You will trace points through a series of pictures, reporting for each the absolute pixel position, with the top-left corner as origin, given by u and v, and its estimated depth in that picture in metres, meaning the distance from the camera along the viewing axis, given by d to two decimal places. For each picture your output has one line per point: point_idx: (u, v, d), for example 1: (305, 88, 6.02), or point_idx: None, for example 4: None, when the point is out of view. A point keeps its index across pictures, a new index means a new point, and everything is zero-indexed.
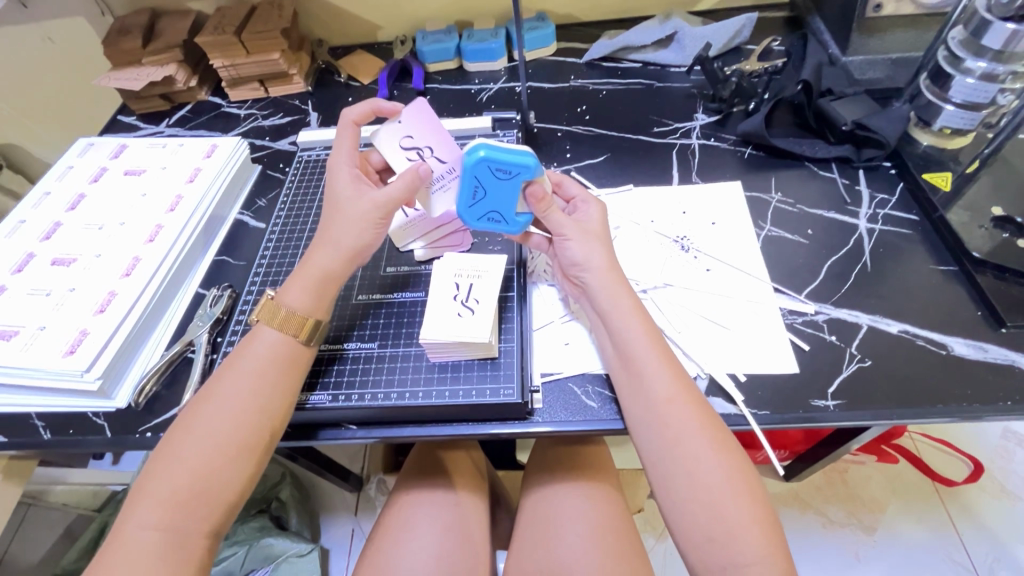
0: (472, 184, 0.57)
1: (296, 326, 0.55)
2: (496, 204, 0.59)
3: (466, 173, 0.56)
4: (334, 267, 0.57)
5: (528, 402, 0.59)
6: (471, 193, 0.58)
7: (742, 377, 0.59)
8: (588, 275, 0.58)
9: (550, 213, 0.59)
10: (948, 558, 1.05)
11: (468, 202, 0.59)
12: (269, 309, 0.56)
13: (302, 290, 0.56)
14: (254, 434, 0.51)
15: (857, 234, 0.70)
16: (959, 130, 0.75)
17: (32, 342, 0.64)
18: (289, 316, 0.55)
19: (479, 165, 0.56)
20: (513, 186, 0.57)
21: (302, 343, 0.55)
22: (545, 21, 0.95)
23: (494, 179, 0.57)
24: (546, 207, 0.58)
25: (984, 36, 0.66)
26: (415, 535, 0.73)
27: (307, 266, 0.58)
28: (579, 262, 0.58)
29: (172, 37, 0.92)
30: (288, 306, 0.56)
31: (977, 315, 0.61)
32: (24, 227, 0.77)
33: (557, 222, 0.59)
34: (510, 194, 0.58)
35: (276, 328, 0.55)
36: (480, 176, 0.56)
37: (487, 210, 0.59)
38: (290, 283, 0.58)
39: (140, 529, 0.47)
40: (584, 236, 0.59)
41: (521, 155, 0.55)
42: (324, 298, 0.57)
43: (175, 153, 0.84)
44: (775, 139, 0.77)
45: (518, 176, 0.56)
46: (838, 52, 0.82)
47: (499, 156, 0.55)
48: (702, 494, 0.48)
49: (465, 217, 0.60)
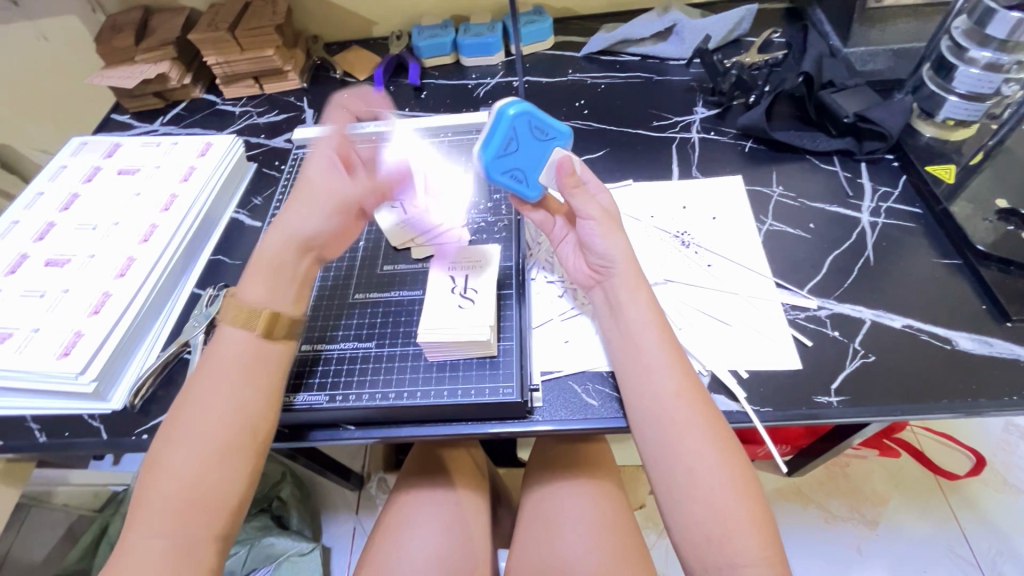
0: (507, 133, 0.56)
1: (259, 322, 0.54)
2: (522, 164, 0.59)
3: (506, 124, 0.56)
4: (286, 256, 0.56)
5: (528, 401, 0.58)
6: (503, 143, 0.57)
7: (744, 375, 0.58)
8: (610, 268, 0.57)
9: (579, 193, 0.58)
10: (952, 552, 1.05)
11: (497, 153, 0.57)
12: (233, 308, 0.54)
13: (259, 282, 0.55)
14: (251, 438, 0.50)
15: (860, 228, 0.69)
16: (961, 122, 0.74)
17: (25, 344, 0.63)
18: (251, 313, 0.54)
19: (520, 119, 0.56)
20: (543, 151, 0.59)
21: (267, 338, 0.54)
22: (543, 15, 0.94)
23: (531, 137, 0.58)
24: (574, 184, 0.58)
25: (989, 25, 0.65)
26: (416, 534, 0.72)
27: (261, 256, 0.56)
28: (608, 257, 0.57)
29: (166, 34, 0.90)
30: (247, 302, 0.55)
31: (982, 308, 0.61)
32: (18, 228, 0.76)
33: (583, 205, 0.57)
34: (539, 157, 0.59)
35: (239, 327, 0.54)
36: (518, 129, 0.56)
37: (511, 168, 0.59)
38: (248, 277, 0.56)
39: (145, 537, 0.47)
40: (607, 222, 0.57)
41: (561, 127, 0.58)
42: (282, 290, 0.56)
43: (169, 152, 0.83)
44: (775, 132, 0.77)
45: (553, 141, 0.59)
46: (839, 43, 0.81)
47: (542, 117, 0.57)
48: (702, 493, 0.48)
49: (489, 168, 0.58)
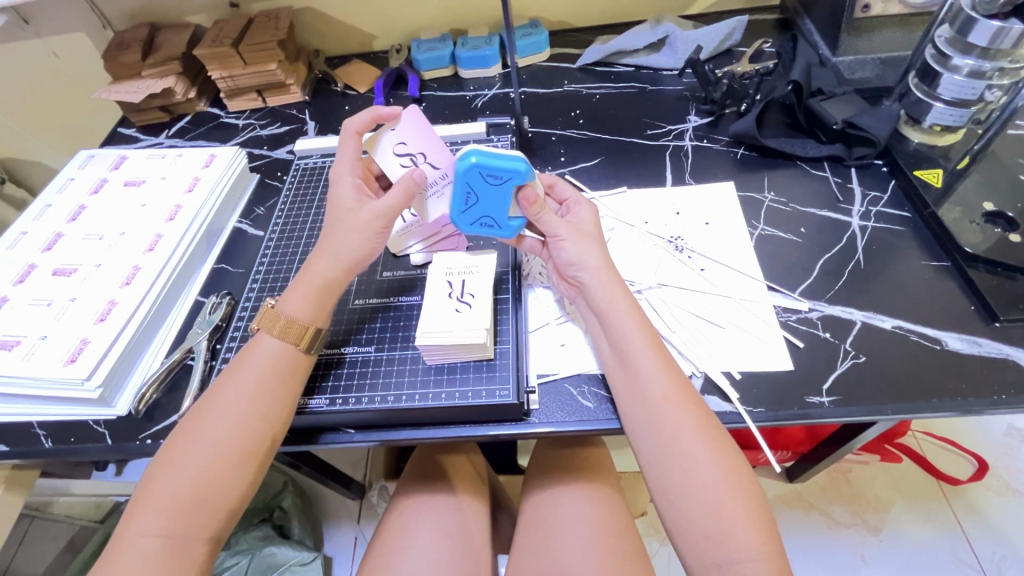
0: (464, 189, 0.58)
1: (297, 334, 0.56)
2: (489, 210, 0.60)
3: (458, 181, 0.57)
4: (333, 277, 0.57)
5: (525, 403, 0.59)
6: (463, 199, 0.59)
7: (737, 376, 0.59)
8: (580, 275, 0.58)
9: (544, 218, 0.59)
10: (955, 557, 1.05)
11: (461, 207, 0.60)
12: (270, 317, 0.56)
13: (303, 298, 0.57)
14: (254, 441, 0.51)
15: (850, 231, 0.70)
16: (948, 127, 0.75)
17: (33, 351, 0.65)
18: (291, 324, 0.56)
19: (470, 171, 0.57)
20: (505, 194, 0.58)
21: (303, 351, 0.56)
22: (538, 28, 0.96)
23: (485, 185, 0.58)
24: (538, 211, 0.58)
25: (970, 33, 0.66)
26: (416, 540, 0.73)
27: (310, 274, 0.58)
28: (579, 264, 0.58)
29: (172, 50, 0.93)
30: (289, 314, 0.56)
31: (971, 309, 0.62)
32: (25, 239, 0.77)
33: (553, 225, 0.59)
34: (503, 201, 0.59)
35: (277, 336, 0.56)
36: (471, 183, 0.57)
37: (481, 216, 0.61)
38: (291, 290, 0.58)
39: (141, 535, 0.48)
40: (578, 237, 0.59)
41: (514, 164, 0.56)
42: (323, 307, 0.57)
43: (174, 163, 0.85)
44: (766, 139, 0.78)
45: (510, 181, 0.57)
46: (828, 53, 0.83)
47: (491, 163, 0.56)
48: (697, 492, 0.49)
49: (457, 220, 0.61)
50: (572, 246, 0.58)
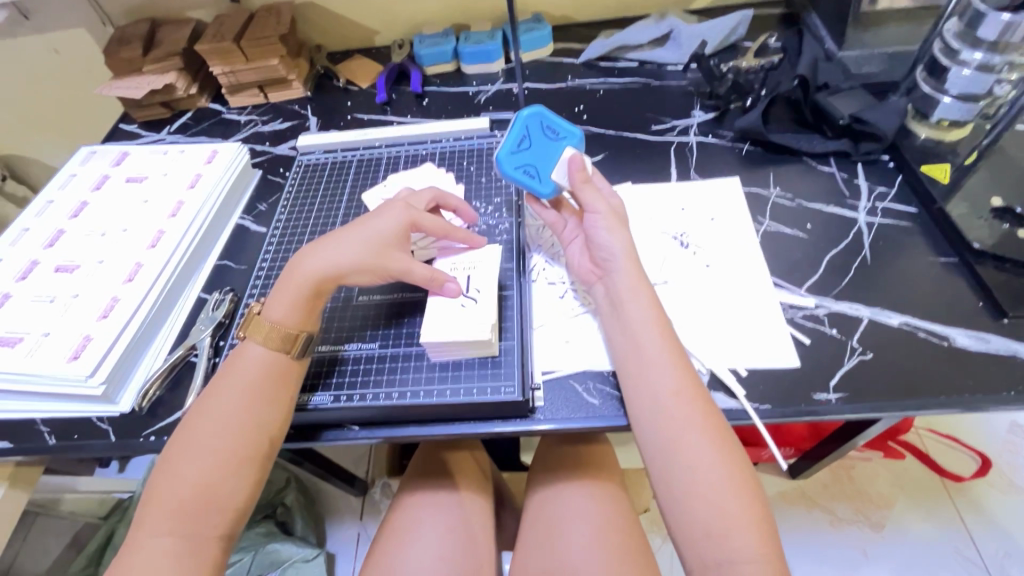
0: (522, 133, 0.63)
1: (284, 342, 0.55)
2: (536, 159, 0.62)
3: (521, 121, 0.63)
4: (323, 281, 0.57)
5: (530, 400, 0.59)
6: (518, 140, 0.62)
7: (743, 372, 0.59)
8: (612, 260, 0.58)
9: (588, 188, 0.61)
10: (958, 554, 1.05)
11: (513, 147, 0.62)
12: (257, 324, 0.56)
13: (289, 304, 0.56)
14: (253, 446, 0.51)
15: (857, 227, 0.70)
16: (955, 122, 0.74)
17: (36, 348, 0.64)
18: (274, 329, 0.55)
19: (532, 119, 0.63)
20: (556, 149, 0.63)
21: (291, 356, 0.55)
22: (542, 22, 0.95)
23: (543, 137, 0.63)
24: (585, 180, 0.61)
25: (980, 27, 0.66)
26: (419, 537, 0.72)
27: (297, 277, 0.57)
28: (611, 250, 0.58)
29: (174, 45, 0.93)
30: (272, 320, 0.56)
31: (979, 305, 0.61)
32: (28, 236, 0.77)
33: (591, 199, 0.60)
34: (552, 155, 0.63)
35: (262, 341, 0.55)
36: (532, 128, 0.63)
37: (526, 162, 0.62)
38: (276, 296, 0.57)
39: (152, 538, 0.48)
40: (613, 219, 0.59)
41: (570, 128, 0.64)
42: (309, 312, 0.57)
43: (176, 160, 0.85)
44: (772, 134, 0.78)
45: (564, 140, 0.64)
46: (834, 47, 0.82)
47: (553, 120, 0.64)
48: (701, 488, 0.48)
49: (502, 159, 0.62)
50: (604, 227, 0.59)
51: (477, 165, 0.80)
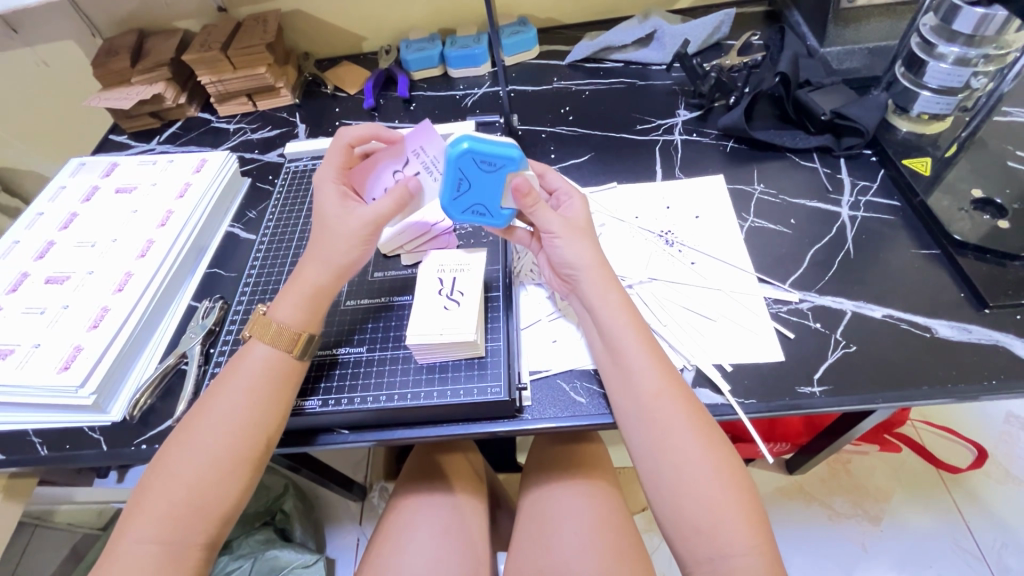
0: (456, 176, 0.58)
1: (289, 342, 0.56)
2: (482, 197, 0.60)
3: (451, 165, 0.58)
4: (326, 284, 0.58)
5: (517, 400, 0.60)
6: (455, 185, 0.59)
7: (728, 368, 0.60)
8: (575, 273, 0.58)
9: (538, 211, 0.58)
10: (956, 545, 1.05)
11: (451, 194, 0.60)
12: (263, 324, 0.56)
13: (294, 305, 0.57)
14: (249, 448, 0.51)
15: (840, 222, 0.70)
16: (936, 115, 0.76)
17: (27, 359, 0.65)
18: (281, 330, 0.56)
19: (463, 157, 0.57)
20: (498, 179, 0.59)
21: (294, 357, 0.56)
22: (527, 25, 0.96)
23: (479, 171, 0.58)
24: (533, 203, 0.58)
25: (955, 21, 0.67)
26: (413, 540, 0.73)
27: (300, 282, 0.58)
28: (571, 262, 0.58)
29: (161, 56, 0.93)
30: (280, 321, 0.56)
31: (960, 297, 0.62)
32: (19, 247, 0.78)
33: (545, 221, 0.59)
34: (495, 187, 0.59)
35: (268, 343, 0.56)
36: (465, 169, 0.58)
37: (473, 203, 0.60)
38: (282, 297, 0.58)
39: (138, 542, 0.48)
40: (570, 233, 0.59)
41: (506, 151, 0.57)
42: (314, 314, 0.57)
43: (165, 169, 0.85)
44: (755, 132, 0.78)
45: (503, 169, 0.58)
46: (816, 44, 0.83)
47: (485, 150, 0.57)
48: (689, 486, 0.49)
49: (448, 210, 0.61)
50: (562, 243, 0.58)
51: None
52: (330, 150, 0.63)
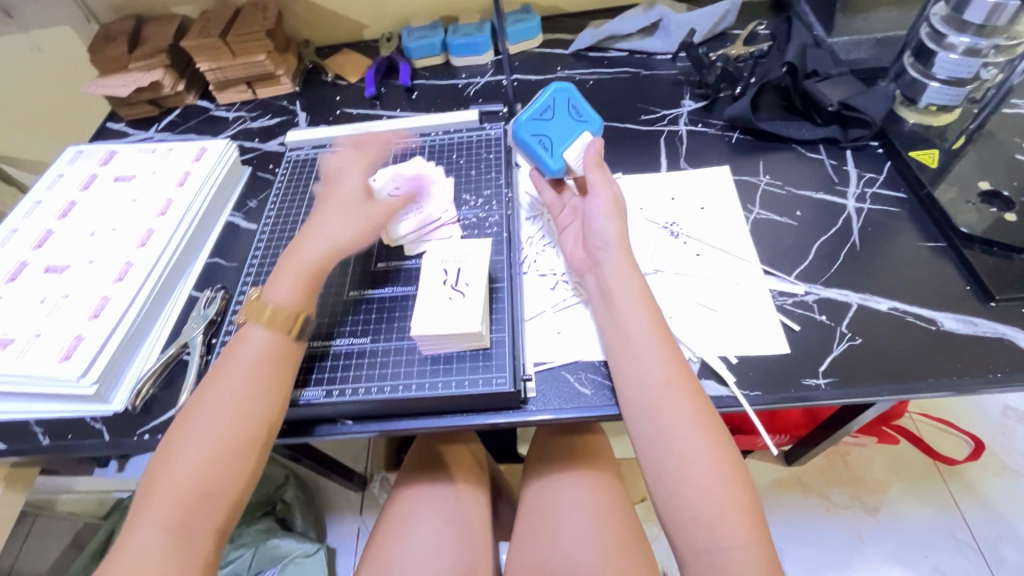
0: (546, 107, 0.69)
1: (285, 323, 0.56)
2: (553, 135, 0.69)
3: (548, 96, 0.70)
4: (318, 259, 0.60)
5: (521, 391, 0.59)
6: (541, 109, 0.69)
7: (733, 360, 0.59)
8: (605, 256, 0.59)
9: (603, 171, 0.64)
10: (952, 536, 1.06)
11: (534, 116, 0.69)
12: (256, 307, 0.56)
13: (289, 286, 0.58)
14: (253, 434, 0.51)
15: (846, 214, 0.70)
16: (944, 107, 0.75)
17: (27, 349, 0.64)
18: (278, 312, 0.56)
19: (562, 97, 0.70)
20: (573, 129, 0.69)
21: (292, 338, 0.56)
22: (531, 13, 0.95)
23: (566, 114, 0.70)
24: (598, 164, 0.64)
25: (966, 11, 0.66)
26: (416, 531, 0.73)
27: (296, 260, 0.59)
28: (605, 243, 0.59)
29: (159, 42, 0.92)
30: (275, 303, 0.57)
31: (966, 290, 0.62)
32: (17, 236, 0.77)
33: (601, 178, 0.63)
34: (567, 134, 0.69)
35: (264, 326, 0.55)
36: (557, 103, 0.70)
37: (544, 134, 0.68)
38: (274, 280, 0.58)
39: (148, 529, 0.47)
40: (612, 206, 0.61)
41: (593, 115, 0.70)
42: (306, 294, 0.58)
43: (164, 158, 0.84)
44: (761, 122, 0.77)
45: (583, 124, 0.69)
46: (823, 33, 0.83)
47: (579, 102, 0.70)
48: (691, 475, 0.49)
49: (518, 125, 0.69)
50: (601, 215, 0.60)
51: (466, 157, 0.80)
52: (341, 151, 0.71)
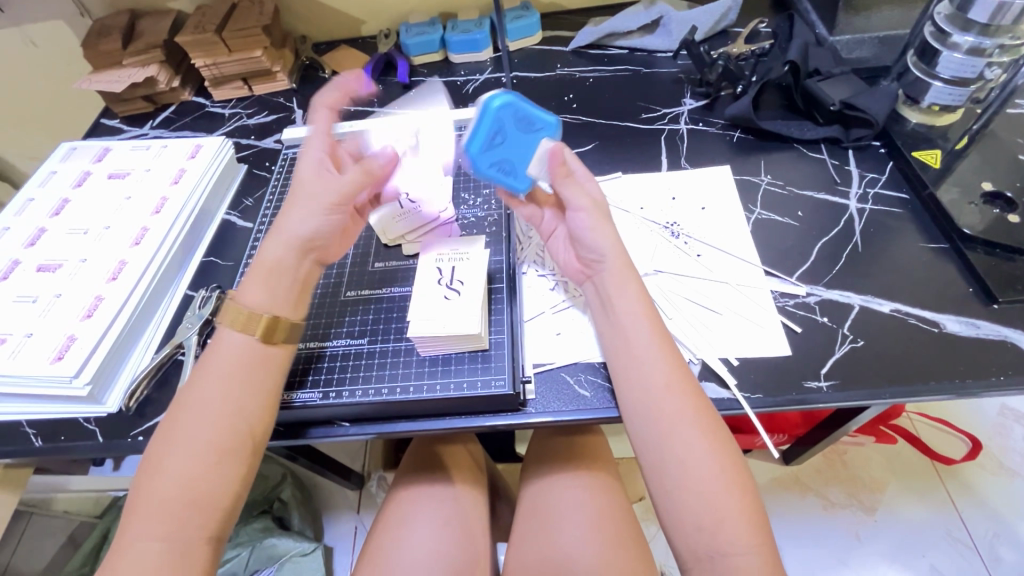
0: (492, 130, 0.56)
1: (258, 325, 0.54)
2: (511, 154, 0.58)
3: (490, 113, 0.55)
4: (285, 257, 0.56)
5: (520, 393, 0.59)
6: (489, 137, 0.56)
7: (734, 362, 0.59)
8: (601, 262, 0.57)
9: (570, 183, 0.59)
10: (950, 536, 1.06)
11: (482, 147, 0.56)
12: (230, 311, 0.54)
13: (257, 286, 0.55)
14: (234, 438, 0.50)
15: (848, 214, 0.69)
16: (947, 107, 0.74)
17: (19, 349, 0.63)
18: (250, 316, 0.54)
19: (504, 109, 0.55)
20: (530, 142, 0.59)
21: (263, 341, 0.54)
22: (530, 10, 0.94)
23: (517, 130, 0.57)
24: (565, 173, 0.59)
25: (970, 10, 0.66)
26: (414, 532, 0.72)
27: (258, 258, 0.56)
28: (598, 251, 0.57)
29: (153, 37, 0.90)
30: (247, 306, 0.54)
31: (968, 292, 0.61)
32: (9, 235, 0.76)
33: (574, 195, 0.58)
34: (525, 148, 0.59)
35: (239, 331, 0.54)
36: (503, 122, 0.56)
37: (500, 159, 0.58)
38: (245, 279, 0.56)
39: (143, 541, 0.47)
40: (596, 214, 0.58)
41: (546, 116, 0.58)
42: (281, 293, 0.56)
43: (159, 155, 0.83)
44: (763, 122, 0.77)
45: (539, 132, 0.58)
46: (825, 32, 0.82)
47: (528, 107, 0.56)
48: (691, 482, 0.48)
49: (474, 161, 0.57)
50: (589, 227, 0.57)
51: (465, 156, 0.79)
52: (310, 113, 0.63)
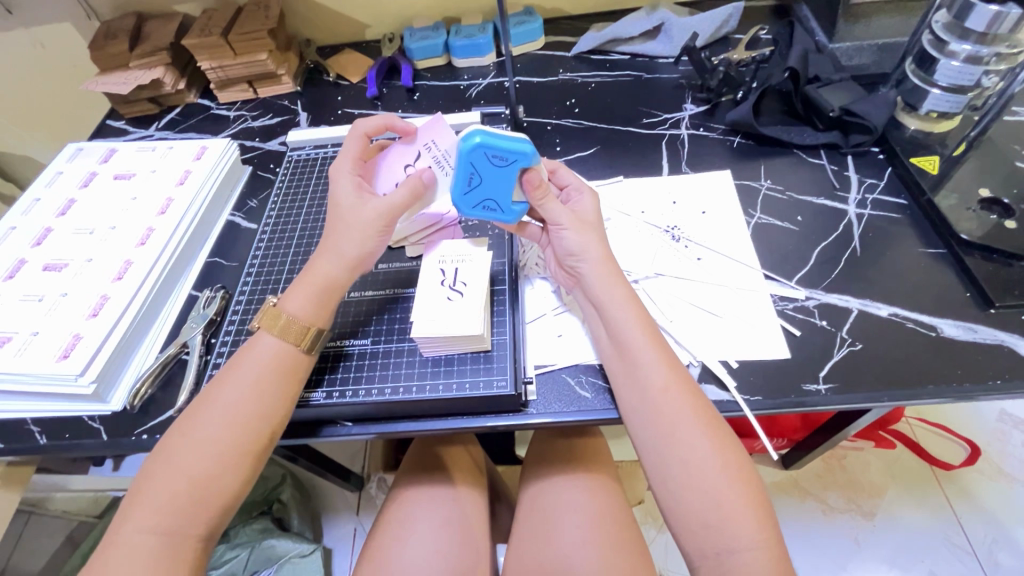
0: (467, 171, 0.57)
1: (298, 335, 0.55)
2: (493, 193, 0.59)
3: (462, 161, 0.56)
4: (338, 277, 0.58)
5: (522, 394, 0.59)
6: (466, 181, 0.58)
7: (734, 364, 0.59)
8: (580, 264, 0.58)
9: (546, 202, 0.59)
10: (948, 541, 1.06)
11: (462, 189, 0.59)
12: (272, 315, 0.56)
13: (306, 296, 0.56)
14: (252, 437, 0.51)
15: (847, 219, 0.70)
16: (945, 114, 0.75)
17: (25, 347, 0.64)
18: (290, 323, 0.55)
19: (475, 152, 0.55)
20: (510, 175, 0.57)
21: (303, 351, 0.55)
22: (533, 16, 0.95)
23: (491, 168, 0.56)
24: (543, 195, 0.58)
25: (968, 17, 0.66)
26: (414, 533, 0.73)
27: (312, 273, 0.58)
28: (580, 254, 0.58)
29: (160, 40, 0.91)
30: (290, 313, 0.56)
31: (966, 295, 0.62)
32: (15, 234, 0.76)
33: (553, 212, 0.59)
34: (506, 183, 0.57)
35: (276, 335, 0.55)
36: (476, 166, 0.56)
37: (484, 198, 0.59)
38: (294, 288, 0.57)
39: (135, 533, 0.47)
40: (579, 227, 0.59)
41: (518, 147, 0.55)
42: (326, 308, 0.57)
43: (164, 156, 0.84)
44: (763, 128, 0.78)
45: (515, 164, 0.56)
46: (824, 40, 0.83)
47: (496, 144, 0.55)
48: (695, 481, 0.49)
49: (459, 204, 0.60)
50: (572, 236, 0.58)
51: None
52: (348, 140, 0.65)
